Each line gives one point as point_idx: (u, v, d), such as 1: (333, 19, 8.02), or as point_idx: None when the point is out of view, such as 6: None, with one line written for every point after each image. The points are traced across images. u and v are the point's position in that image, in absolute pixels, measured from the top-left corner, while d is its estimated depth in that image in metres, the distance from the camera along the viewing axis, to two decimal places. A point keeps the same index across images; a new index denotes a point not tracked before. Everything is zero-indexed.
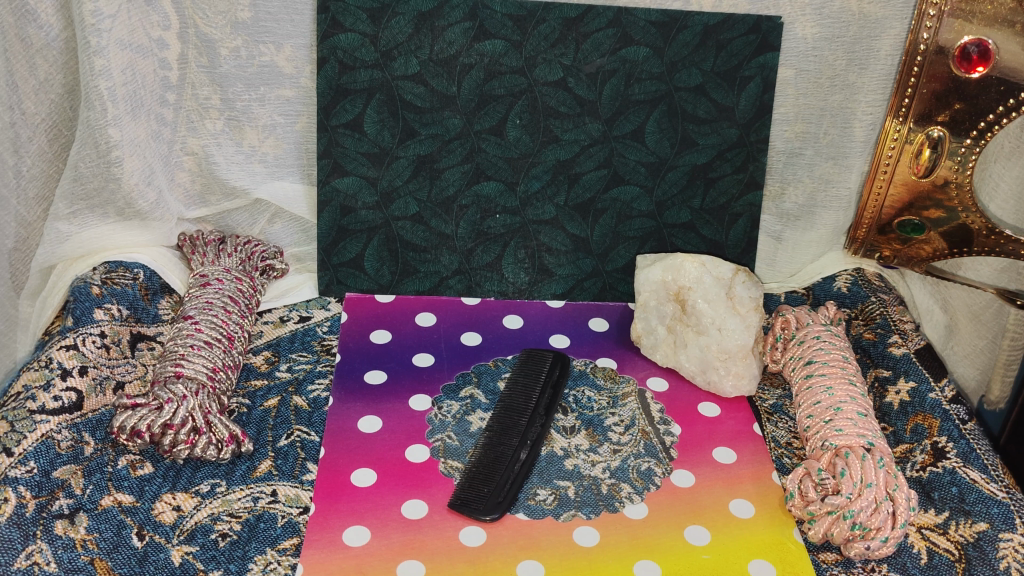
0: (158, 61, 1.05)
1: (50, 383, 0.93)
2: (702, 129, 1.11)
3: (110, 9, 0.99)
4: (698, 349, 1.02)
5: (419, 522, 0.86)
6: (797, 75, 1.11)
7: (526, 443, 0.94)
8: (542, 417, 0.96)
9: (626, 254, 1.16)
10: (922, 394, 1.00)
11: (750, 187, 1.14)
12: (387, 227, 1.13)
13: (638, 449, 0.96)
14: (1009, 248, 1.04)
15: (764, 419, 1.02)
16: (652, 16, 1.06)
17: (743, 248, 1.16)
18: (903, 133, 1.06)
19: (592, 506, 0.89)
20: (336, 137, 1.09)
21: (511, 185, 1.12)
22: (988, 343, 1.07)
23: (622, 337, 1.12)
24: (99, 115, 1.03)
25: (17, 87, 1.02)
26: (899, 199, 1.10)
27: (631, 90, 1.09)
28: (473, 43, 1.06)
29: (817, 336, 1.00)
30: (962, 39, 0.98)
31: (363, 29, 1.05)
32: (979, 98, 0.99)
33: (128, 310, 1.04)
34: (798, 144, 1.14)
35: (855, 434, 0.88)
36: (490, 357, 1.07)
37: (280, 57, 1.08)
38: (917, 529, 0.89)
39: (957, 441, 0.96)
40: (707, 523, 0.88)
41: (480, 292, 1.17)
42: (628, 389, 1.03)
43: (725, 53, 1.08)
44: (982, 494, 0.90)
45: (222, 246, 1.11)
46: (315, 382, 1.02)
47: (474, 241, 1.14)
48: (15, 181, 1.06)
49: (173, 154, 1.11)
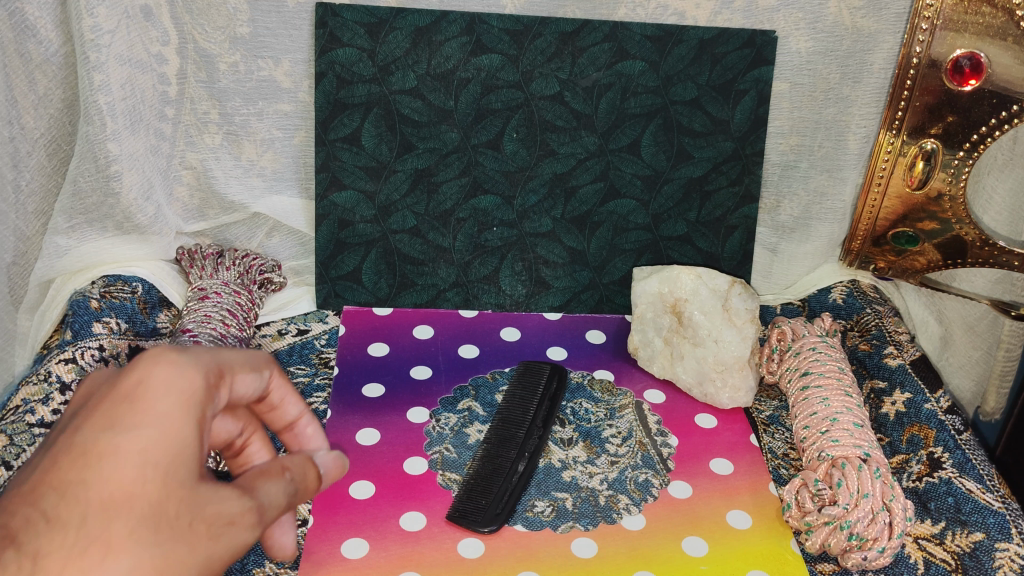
0: (157, 77, 1.06)
1: (49, 397, 0.93)
2: (699, 142, 1.12)
3: (110, 25, 1.00)
4: (694, 361, 1.03)
5: (418, 534, 0.87)
6: (792, 89, 1.12)
7: (524, 455, 0.94)
8: (534, 426, 0.97)
9: (623, 266, 1.16)
10: (918, 405, 1.01)
11: (745, 200, 1.15)
12: (385, 241, 1.14)
13: (635, 461, 0.96)
14: (1003, 260, 1.05)
15: (761, 430, 1.02)
16: (647, 31, 1.07)
17: (738, 260, 1.17)
18: (897, 145, 1.07)
19: (590, 517, 0.89)
20: (333, 151, 1.10)
21: (508, 199, 1.13)
22: (983, 354, 1.10)
23: (619, 349, 1.12)
24: (98, 129, 1.04)
25: (16, 102, 1.03)
26: (894, 211, 1.11)
27: (626, 103, 1.09)
28: (470, 57, 1.07)
29: (813, 347, 1.01)
30: (955, 53, 0.99)
31: (360, 44, 1.06)
32: (972, 111, 0.99)
33: (126, 323, 1.04)
34: (793, 157, 1.15)
35: (851, 445, 0.89)
36: (488, 370, 1.07)
37: (278, 72, 1.09)
38: (914, 540, 0.89)
39: (952, 451, 0.96)
40: (705, 533, 0.88)
41: (478, 305, 1.17)
42: (625, 401, 1.04)
43: (719, 67, 1.09)
44: (978, 504, 0.91)
45: (220, 259, 1.12)
46: (314, 395, 1.03)
47: (471, 254, 1.15)
48: (14, 195, 1.06)
49: (172, 169, 1.12)
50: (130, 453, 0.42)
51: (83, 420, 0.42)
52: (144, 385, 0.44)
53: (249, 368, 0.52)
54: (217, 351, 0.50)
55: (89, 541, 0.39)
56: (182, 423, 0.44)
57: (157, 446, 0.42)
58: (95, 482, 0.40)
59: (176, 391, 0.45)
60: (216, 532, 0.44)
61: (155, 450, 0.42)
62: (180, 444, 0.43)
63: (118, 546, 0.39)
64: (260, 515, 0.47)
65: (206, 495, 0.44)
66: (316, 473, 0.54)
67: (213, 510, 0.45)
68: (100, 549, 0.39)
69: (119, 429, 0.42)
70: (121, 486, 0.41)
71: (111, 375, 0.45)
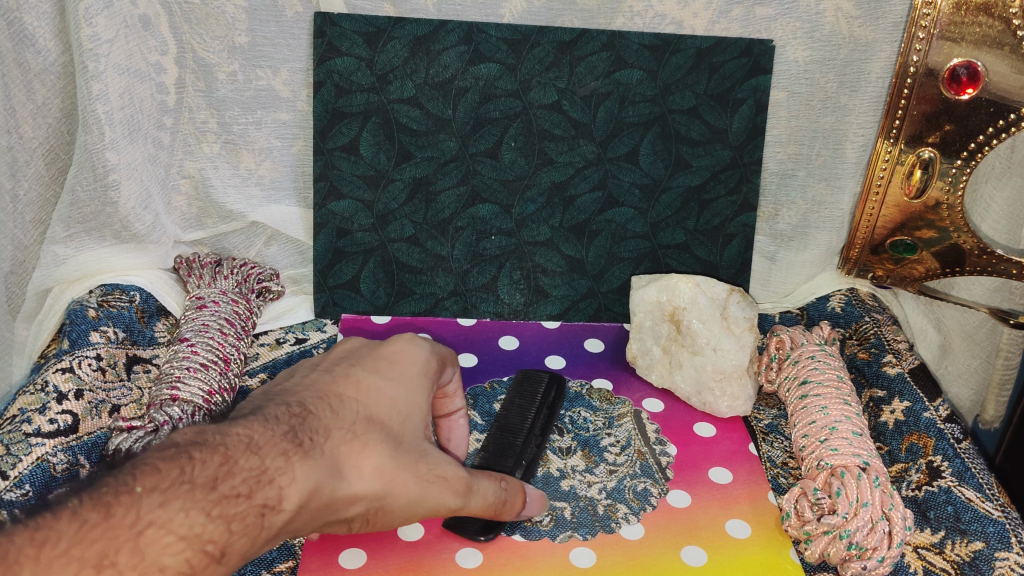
0: (155, 86, 1.06)
1: (46, 407, 0.93)
2: (697, 150, 1.12)
3: (108, 35, 1.00)
4: (693, 369, 1.03)
5: (415, 544, 0.86)
6: (789, 98, 1.12)
7: (521, 463, 0.92)
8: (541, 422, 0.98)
9: (622, 274, 1.16)
10: (917, 413, 1.01)
11: (744, 208, 1.15)
12: (383, 249, 1.14)
13: (634, 470, 0.96)
14: (1000, 267, 1.06)
15: (759, 440, 1.02)
16: (645, 40, 1.07)
17: (737, 269, 1.17)
18: (893, 154, 1.07)
19: (588, 527, 0.89)
20: (332, 160, 1.10)
21: (506, 208, 1.13)
22: (983, 363, 1.12)
23: (618, 358, 1.12)
24: (96, 138, 1.04)
25: (14, 112, 1.04)
26: (892, 220, 1.10)
27: (625, 112, 1.09)
28: (468, 66, 1.07)
29: (812, 356, 1.01)
30: (951, 62, 0.98)
31: (359, 54, 1.06)
32: (969, 119, 0.99)
33: (123, 332, 1.04)
34: (791, 165, 1.16)
35: (850, 453, 0.89)
36: (485, 379, 1.07)
37: (276, 81, 1.09)
38: (914, 549, 0.89)
39: (951, 460, 0.96)
40: (704, 543, 0.88)
41: (476, 314, 1.17)
42: (623, 410, 1.04)
43: (717, 76, 1.09)
44: (978, 513, 0.90)
45: (218, 268, 1.12)
46: None
47: (470, 263, 1.15)
48: (12, 204, 1.08)
49: (171, 178, 1.12)
50: (388, 391, 0.74)
51: (363, 369, 0.76)
52: (399, 354, 0.78)
53: (451, 365, 0.84)
54: (439, 346, 0.83)
55: (357, 428, 0.70)
56: (418, 387, 0.76)
57: (402, 395, 0.75)
58: (366, 401, 0.72)
59: (418, 365, 0.78)
60: (428, 476, 0.71)
61: (399, 398, 0.74)
62: (412, 401, 0.75)
63: (368, 446, 0.69)
64: (460, 485, 0.72)
65: (423, 449, 0.73)
66: (523, 494, 0.79)
67: (420, 461, 0.72)
68: (360, 440, 0.69)
69: (382, 377, 0.75)
70: (381, 409, 0.72)
71: (376, 346, 0.79)
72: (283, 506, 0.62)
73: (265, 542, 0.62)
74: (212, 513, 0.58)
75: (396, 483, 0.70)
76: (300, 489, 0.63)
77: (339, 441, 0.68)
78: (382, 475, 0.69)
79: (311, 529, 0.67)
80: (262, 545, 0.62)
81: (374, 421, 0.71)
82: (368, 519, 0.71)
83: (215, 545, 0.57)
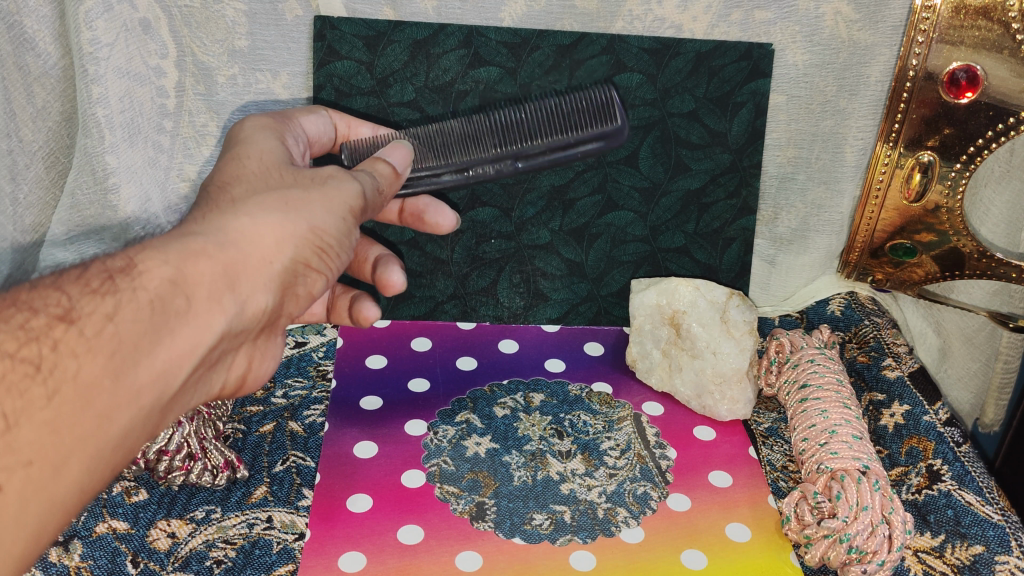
0: (155, 89, 1.06)
1: None
2: (697, 154, 1.12)
3: (108, 39, 1.01)
4: (693, 373, 1.03)
5: (415, 547, 0.86)
6: (788, 101, 1.12)
7: (458, 170, 0.88)
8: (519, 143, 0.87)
9: (621, 278, 1.17)
10: (917, 417, 1.01)
11: (743, 212, 1.15)
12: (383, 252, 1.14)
13: (634, 474, 0.96)
14: (1000, 271, 1.06)
15: (759, 443, 1.02)
16: (645, 43, 1.07)
17: (736, 272, 1.18)
18: (893, 158, 1.06)
19: (588, 531, 0.89)
20: None
21: (506, 211, 1.12)
22: (982, 366, 1.15)
23: (618, 362, 1.12)
24: (96, 142, 1.06)
25: (14, 115, 1.03)
26: (892, 223, 1.10)
27: (624, 116, 1.09)
28: (467, 70, 1.07)
29: (812, 359, 1.00)
30: (951, 65, 0.98)
31: (359, 57, 1.07)
32: (968, 122, 0.99)
33: None
34: (790, 169, 1.16)
35: (850, 457, 0.89)
36: (485, 382, 1.07)
37: (277, 84, 1.09)
38: (914, 552, 0.88)
39: (951, 463, 0.96)
40: (704, 547, 0.88)
41: (475, 317, 1.17)
42: (623, 414, 1.03)
43: (717, 79, 1.09)
44: (977, 517, 0.91)
45: None
46: (311, 408, 1.03)
47: (470, 266, 1.15)
48: (11, 207, 1.07)
49: (170, 181, 1.12)
50: (245, 165, 0.72)
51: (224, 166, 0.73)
52: (242, 141, 0.76)
53: (311, 114, 0.90)
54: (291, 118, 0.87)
55: (220, 202, 0.67)
56: (272, 148, 0.75)
57: (260, 159, 0.73)
58: (227, 183, 0.69)
59: (272, 140, 0.77)
60: (320, 181, 0.71)
61: (259, 163, 0.72)
62: (273, 149, 0.75)
63: (242, 202, 0.66)
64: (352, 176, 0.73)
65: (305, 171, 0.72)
66: (379, 164, 0.78)
67: (311, 173, 0.72)
68: (230, 206, 0.66)
69: (236, 160, 0.72)
70: (234, 181, 0.69)
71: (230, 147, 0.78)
72: (141, 269, 0.60)
73: (168, 321, 0.59)
74: (62, 288, 0.59)
75: (298, 202, 0.68)
76: (165, 263, 0.60)
77: (208, 215, 0.65)
78: (275, 205, 0.67)
79: (250, 296, 0.64)
80: (161, 326, 0.59)
81: (241, 186, 0.69)
82: (317, 257, 0.69)
83: (59, 309, 0.58)
